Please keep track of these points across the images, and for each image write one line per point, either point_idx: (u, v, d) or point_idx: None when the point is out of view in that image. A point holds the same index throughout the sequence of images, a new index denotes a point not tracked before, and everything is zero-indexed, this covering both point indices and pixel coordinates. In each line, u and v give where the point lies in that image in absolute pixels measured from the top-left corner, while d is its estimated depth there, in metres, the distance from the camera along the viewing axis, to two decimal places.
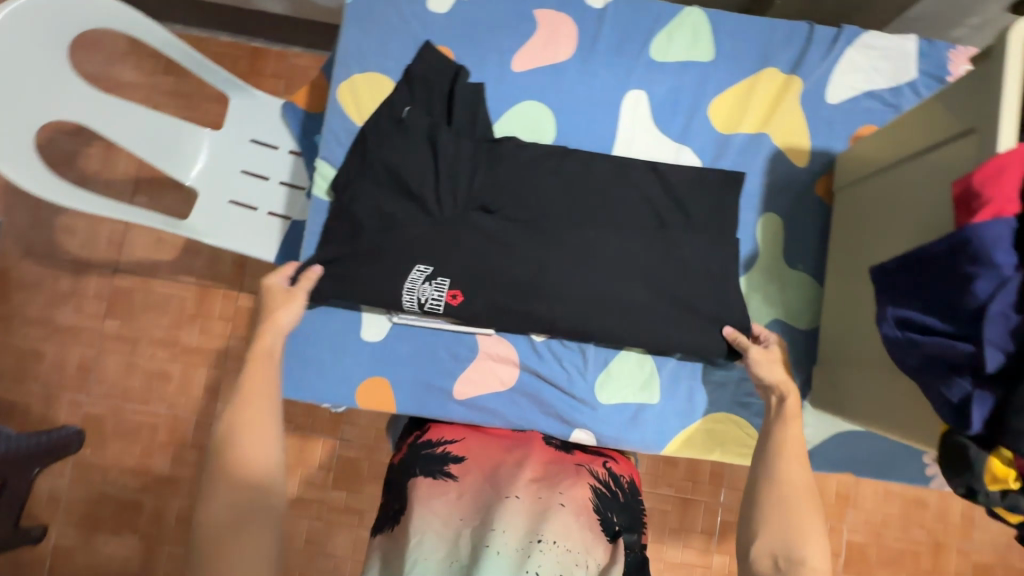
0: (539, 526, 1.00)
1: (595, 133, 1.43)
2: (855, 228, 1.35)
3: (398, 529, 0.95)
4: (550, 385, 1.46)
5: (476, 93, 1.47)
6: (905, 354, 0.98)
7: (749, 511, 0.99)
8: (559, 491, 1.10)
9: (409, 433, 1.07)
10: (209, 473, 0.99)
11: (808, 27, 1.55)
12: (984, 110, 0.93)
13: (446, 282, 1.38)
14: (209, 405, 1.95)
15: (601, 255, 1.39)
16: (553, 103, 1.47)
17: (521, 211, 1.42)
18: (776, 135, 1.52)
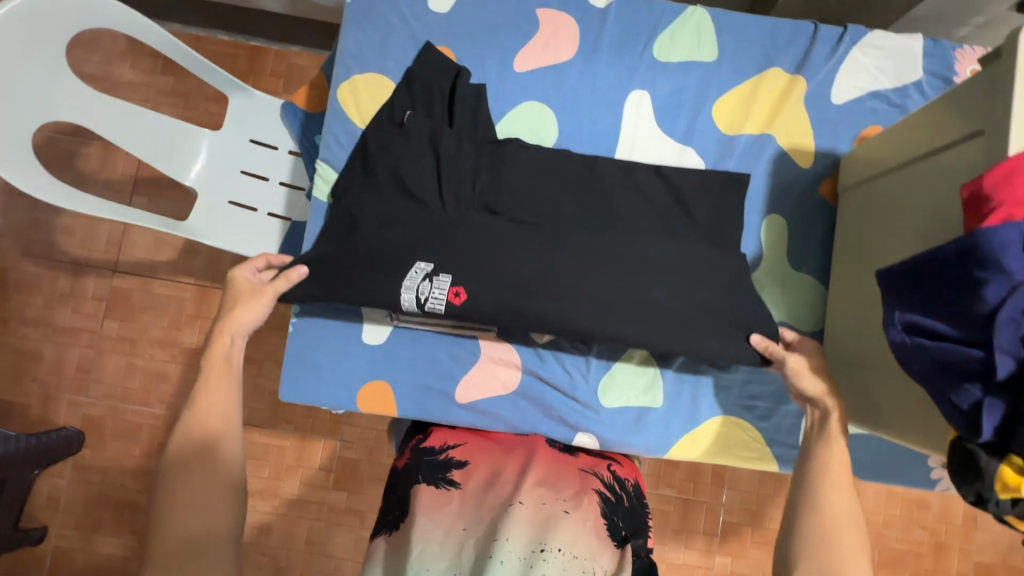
0: (418, 526, 0.62)
1: (456, 122, 0.85)
2: (861, 234, 0.80)
3: (186, 526, 0.59)
4: (428, 379, 0.85)
5: (446, 72, 0.87)
6: (908, 361, 0.59)
7: (549, 520, 0.62)
8: (422, 494, 0.66)
9: (207, 414, 0.67)
10: (166, 473, 0.62)
11: (813, 25, 0.90)
12: (994, 91, 0.58)
13: (440, 276, 0.79)
14: (86, 400, 1.52)
15: (479, 256, 0.79)
16: (406, 86, 0.86)
17: (524, 212, 0.83)
18: (746, 135, 0.89)
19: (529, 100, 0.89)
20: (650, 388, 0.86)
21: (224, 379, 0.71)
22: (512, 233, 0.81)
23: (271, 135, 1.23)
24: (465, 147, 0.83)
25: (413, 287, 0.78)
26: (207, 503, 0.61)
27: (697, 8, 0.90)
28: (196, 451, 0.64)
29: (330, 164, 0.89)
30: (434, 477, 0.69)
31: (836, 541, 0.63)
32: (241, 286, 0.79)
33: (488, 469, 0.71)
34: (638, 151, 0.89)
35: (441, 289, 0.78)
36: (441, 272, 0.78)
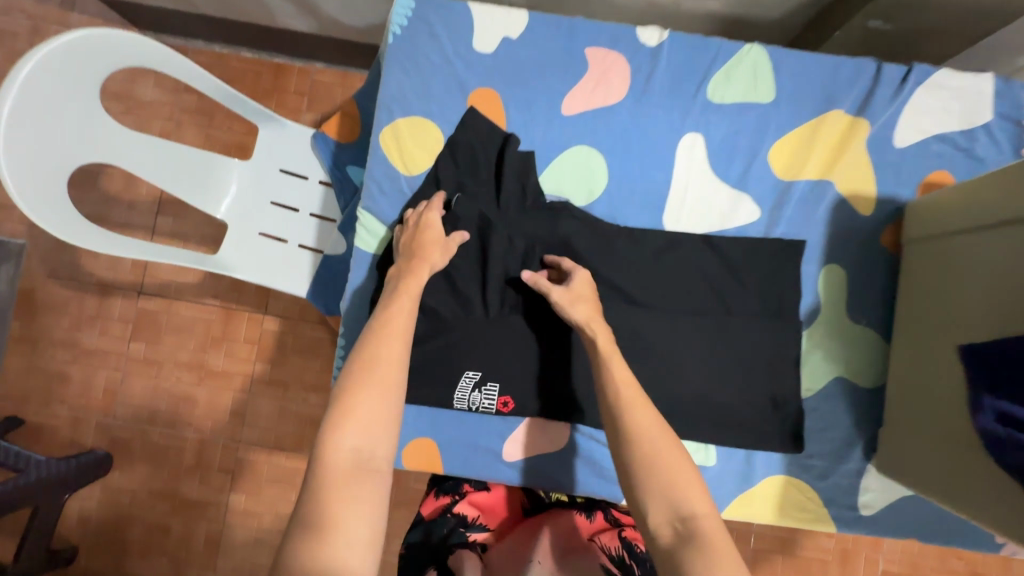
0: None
1: (505, 196, 0.83)
2: (926, 298, 0.77)
3: (353, 436, 0.54)
4: (474, 437, 0.83)
5: (487, 141, 0.84)
6: None
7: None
8: (456, 555, 0.67)
9: (389, 327, 0.63)
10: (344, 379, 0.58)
11: (877, 63, 0.85)
12: None
13: (487, 380, 0.81)
14: (113, 422, 1.52)
15: (524, 360, 0.82)
16: (450, 153, 0.84)
17: None
18: (805, 180, 0.85)
19: (578, 145, 0.86)
20: (703, 446, 0.83)
21: (408, 302, 0.67)
22: (557, 324, 0.82)
23: (302, 166, 1.21)
24: (513, 229, 0.82)
25: (464, 397, 0.81)
26: (367, 417, 0.55)
27: (753, 46, 0.86)
28: (369, 359, 0.59)
29: (373, 212, 0.86)
30: (466, 542, 0.71)
31: (672, 468, 0.54)
32: (425, 231, 0.77)
33: (512, 537, 0.73)
34: (691, 197, 0.86)
35: (490, 397, 0.81)
36: (490, 380, 0.81)
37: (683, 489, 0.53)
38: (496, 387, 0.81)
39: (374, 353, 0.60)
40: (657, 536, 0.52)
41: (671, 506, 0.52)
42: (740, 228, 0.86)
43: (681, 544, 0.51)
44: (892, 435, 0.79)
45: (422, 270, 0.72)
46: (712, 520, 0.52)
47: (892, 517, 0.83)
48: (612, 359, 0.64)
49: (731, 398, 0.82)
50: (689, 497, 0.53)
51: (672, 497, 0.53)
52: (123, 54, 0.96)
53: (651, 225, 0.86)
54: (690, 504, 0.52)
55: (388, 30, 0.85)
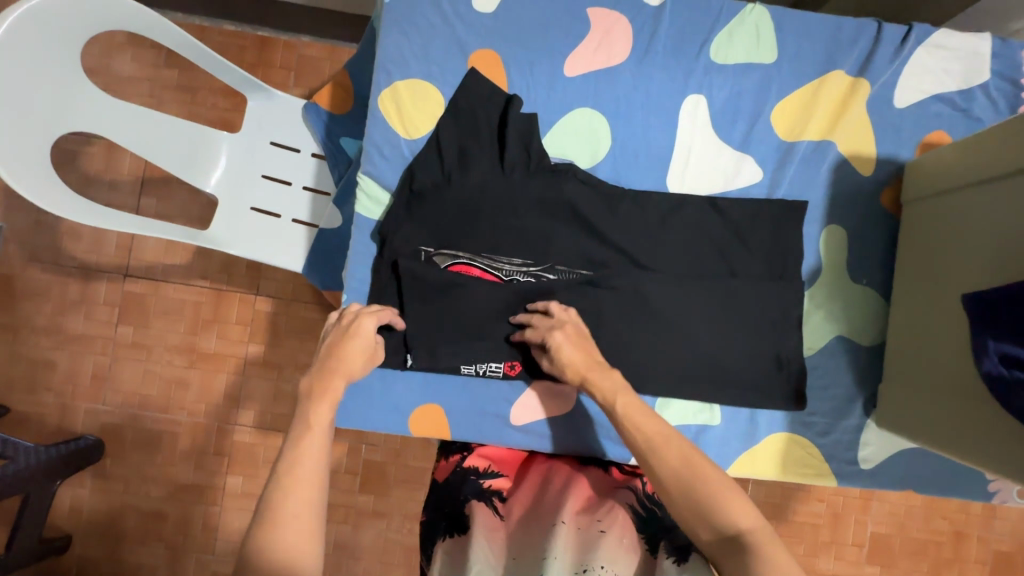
0: (473, 538, 0.63)
1: (509, 159, 0.81)
2: (929, 252, 0.78)
3: None
4: (482, 403, 0.82)
5: (490, 105, 0.82)
6: (1009, 397, 0.57)
7: (595, 538, 0.61)
8: (475, 507, 0.68)
9: (295, 477, 0.55)
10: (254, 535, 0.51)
11: (877, 23, 0.85)
12: None
13: (496, 348, 0.81)
14: (103, 408, 1.48)
15: None
16: (452, 116, 0.82)
17: (573, 260, 0.82)
18: (807, 142, 0.86)
19: (582, 107, 0.85)
20: (708, 406, 0.84)
21: (317, 436, 0.59)
22: (565, 287, 0.81)
23: (293, 138, 1.18)
24: (517, 195, 0.81)
25: (471, 361, 0.80)
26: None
27: (756, 6, 0.85)
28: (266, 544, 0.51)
29: (373, 178, 0.84)
30: (482, 493, 0.72)
31: (711, 482, 0.56)
32: (353, 338, 0.70)
33: (530, 491, 0.73)
34: (695, 159, 0.85)
35: (496, 361, 0.81)
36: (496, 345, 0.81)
37: (729, 503, 0.55)
38: (502, 351, 0.81)
39: (281, 508, 0.53)
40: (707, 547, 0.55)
41: (714, 524, 0.55)
42: (743, 190, 0.86)
43: (731, 554, 0.53)
44: (898, 389, 0.80)
45: (339, 387, 0.65)
46: (758, 531, 0.54)
47: (891, 470, 0.85)
48: (619, 402, 0.64)
49: (735, 360, 0.83)
50: (738, 511, 0.54)
51: (714, 513, 0.55)
52: (111, 19, 0.93)
53: (655, 188, 0.85)
54: (738, 517, 0.54)
55: None
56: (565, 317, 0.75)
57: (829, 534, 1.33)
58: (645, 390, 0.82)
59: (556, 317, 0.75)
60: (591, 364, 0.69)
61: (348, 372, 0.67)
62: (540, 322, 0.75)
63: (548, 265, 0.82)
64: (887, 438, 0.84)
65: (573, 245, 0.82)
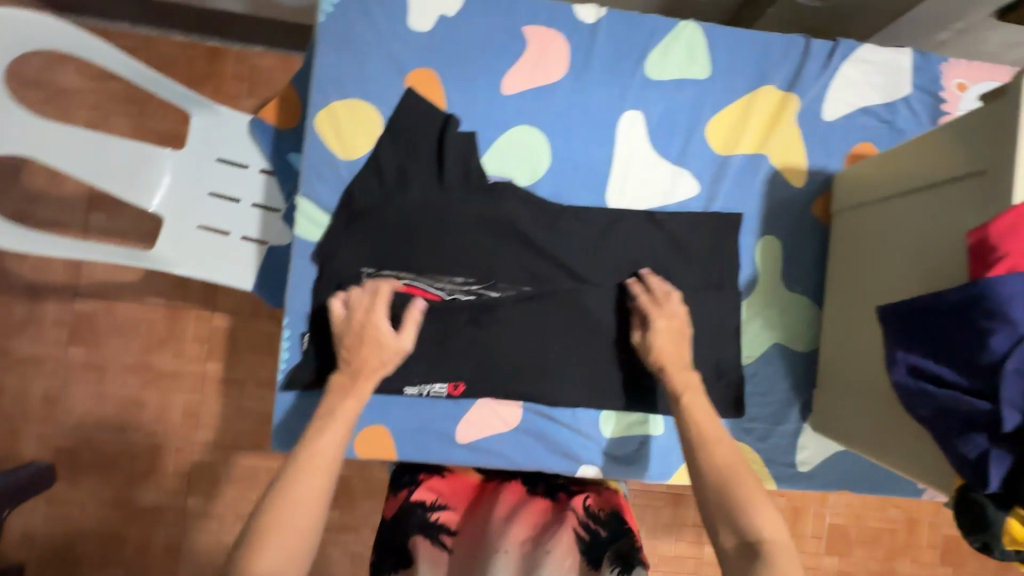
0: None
1: (448, 178, 0.82)
2: (854, 262, 0.81)
3: None
4: (428, 422, 0.83)
5: (429, 125, 0.83)
6: (914, 405, 0.58)
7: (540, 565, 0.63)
8: (419, 544, 0.67)
9: (312, 462, 0.60)
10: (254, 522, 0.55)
11: (805, 38, 0.88)
12: (1003, 142, 0.58)
13: (439, 366, 0.81)
14: (56, 432, 1.44)
15: (473, 344, 0.81)
16: (391, 136, 0.82)
17: (516, 276, 0.83)
18: (741, 155, 0.88)
19: (521, 124, 0.85)
20: (651, 417, 0.85)
21: (340, 430, 0.65)
22: (506, 304, 0.82)
23: (241, 154, 1.16)
24: (459, 212, 0.82)
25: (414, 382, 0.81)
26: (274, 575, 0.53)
27: (688, 23, 0.87)
28: (278, 517, 0.55)
29: (311, 199, 0.82)
30: (429, 527, 0.70)
31: (746, 486, 0.61)
32: (372, 338, 0.73)
33: (477, 518, 0.73)
34: (633, 175, 0.87)
35: (440, 382, 0.81)
36: (438, 366, 0.81)
37: (759, 509, 0.59)
38: (446, 372, 0.81)
39: (282, 502, 0.56)
40: (724, 548, 0.59)
41: (734, 524, 0.59)
42: (681, 204, 0.88)
43: (748, 556, 0.57)
44: (830, 395, 0.83)
45: (362, 390, 0.70)
46: (777, 542, 0.57)
47: (827, 471, 0.88)
48: (688, 398, 0.70)
49: None
50: (765, 521, 0.58)
51: (739, 514, 0.59)
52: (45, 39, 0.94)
53: (595, 204, 0.86)
54: (762, 525, 0.58)
55: (318, 8, 0.82)
56: (671, 310, 0.78)
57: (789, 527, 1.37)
58: (589, 403, 0.83)
59: (665, 308, 0.78)
60: (679, 365, 0.74)
61: (369, 372, 0.72)
62: (658, 295, 0.80)
63: (490, 283, 0.82)
64: (822, 442, 0.88)
65: (514, 262, 0.83)
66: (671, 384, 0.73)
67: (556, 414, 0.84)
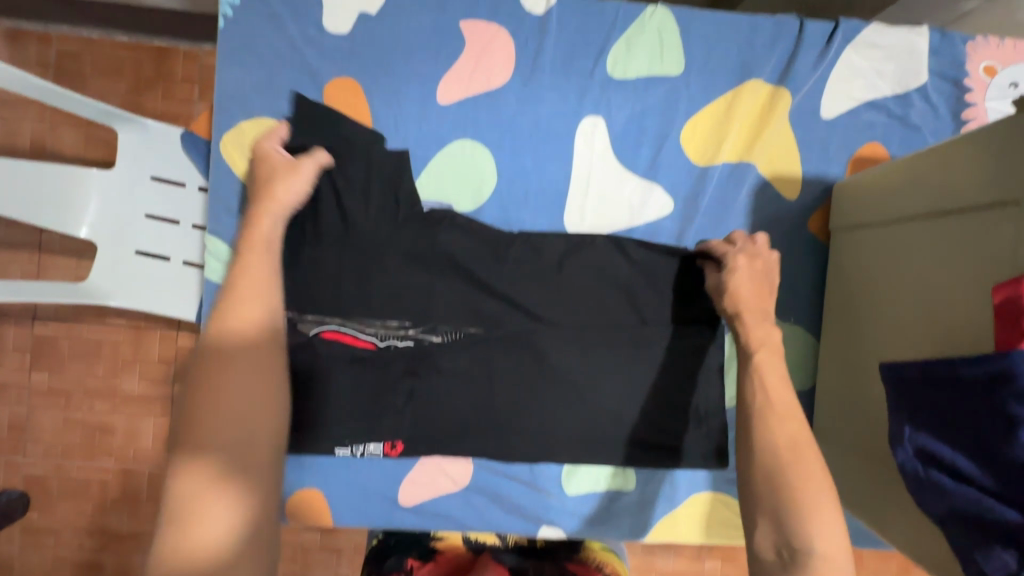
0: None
1: (374, 208, 0.70)
2: (856, 294, 0.69)
3: (231, 443, 0.43)
4: (367, 483, 0.74)
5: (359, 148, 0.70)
6: (924, 499, 0.47)
7: None
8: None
9: (250, 289, 0.50)
10: (204, 359, 0.45)
11: (799, 21, 0.74)
12: None
13: (376, 424, 0.71)
14: (26, 460, 1.27)
15: (414, 398, 0.71)
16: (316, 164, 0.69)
17: (461, 317, 0.71)
18: (722, 164, 0.75)
19: (461, 139, 0.74)
20: (622, 470, 0.75)
21: (268, 254, 0.54)
22: (447, 351, 0.70)
23: (175, 171, 0.98)
24: (391, 244, 0.70)
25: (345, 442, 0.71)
26: (252, 458, 0.43)
27: (657, 8, 0.73)
28: (220, 374, 0.45)
29: (222, 237, 0.72)
30: None
31: (808, 480, 0.46)
32: (265, 164, 0.63)
33: None
34: (595, 192, 0.75)
35: (375, 442, 0.71)
36: (372, 427, 0.71)
37: (818, 519, 0.45)
38: (382, 430, 0.71)
39: (230, 335, 0.47)
40: (759, 553, 0.46)
41: (778, 528, 0.46)
42: (652, 225, 0.75)
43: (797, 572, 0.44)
44: (826, 448, 0.71)
45: (277, 213, 0.59)
46: (831, 564, 0.44)
47: None
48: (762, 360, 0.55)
49: (656, 422, 0.72)
50: (820, 533, 0.45)
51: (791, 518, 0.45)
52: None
53: (550, 228, 0.75)
54: (815, 536, 0.44)
55: (216, 11, 0.70)
56: (758, 252, 0.65)
57: None
58: (549, 460, 0.73)
59: (747, 246, 0.65)
60: (757, 315, 0.59)
61: (275, 194, 0.60)
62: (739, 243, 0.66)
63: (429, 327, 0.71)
64: None
65: (457, 300, 0.72)
66: (743, 335, 0.58)
67: (510, 472, 0.74)
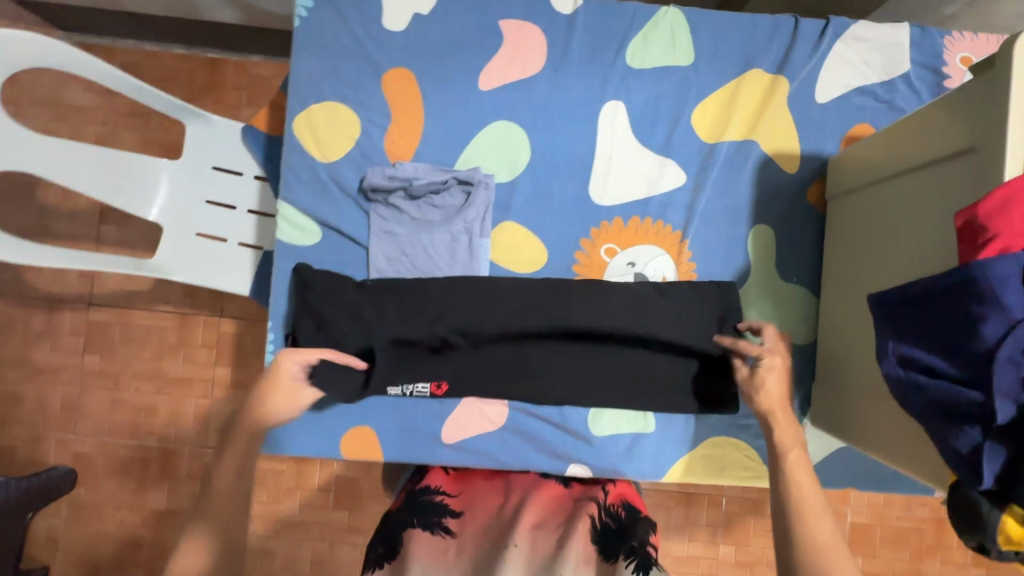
0: (406, 572, 0.59)
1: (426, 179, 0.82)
2: (848, 249, 0.78)
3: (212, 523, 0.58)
4: (413, 422, 0.83)
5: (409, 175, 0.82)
6: (906, 399, 0.54)
7: (549, 550, 0.62)
8: (409, 542, 0.64)
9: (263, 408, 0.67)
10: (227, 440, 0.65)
11: (794, 18, 0.85)
12: (990, 116, 0.54)
13: (426, 364, 0.81)
14: (76, 438, 1.33)
15: (462, 340, 0.81)
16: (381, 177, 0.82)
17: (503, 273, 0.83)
18: (728, 142, 0.85)
19: (500, 120, 0.85)
20: (643, 413, 0.83)
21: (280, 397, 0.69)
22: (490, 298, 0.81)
23: (235, 161, 1.07)
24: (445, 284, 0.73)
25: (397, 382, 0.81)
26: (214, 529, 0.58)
27: (669, 9, 0.84)
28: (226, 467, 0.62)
29: (292, 203, 0.83)
30: (433, 522, 0.68)
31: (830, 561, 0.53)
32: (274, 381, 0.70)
33: (483, 512, 0.72)
34: (616, 167, 0.85)
35: (423, 381, 0.81)
36: (419, 369, 0.81)
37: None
38: (428, 371, 0.81)
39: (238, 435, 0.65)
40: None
41: None
42: (666, 195, 0.85)
43: None
44: (830, 389, 0.79)
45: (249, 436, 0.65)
46: None
47: (828, 471, 0.85)
48: (791, 460, 0.61)
49: (668, 364, 0.81)
50: None
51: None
52: (29, 60, 0.86)
53: (577, 198, 0.85)
54: None
55: (293, 12, 0.82)
56: (778, 348, 0.72)
57: None
58: (576, 401, 0.82)
59: (770, 344, 0.72)
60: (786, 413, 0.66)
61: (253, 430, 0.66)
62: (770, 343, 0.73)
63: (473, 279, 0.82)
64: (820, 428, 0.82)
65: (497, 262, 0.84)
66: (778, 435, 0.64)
67: (541, 411, 0.83)
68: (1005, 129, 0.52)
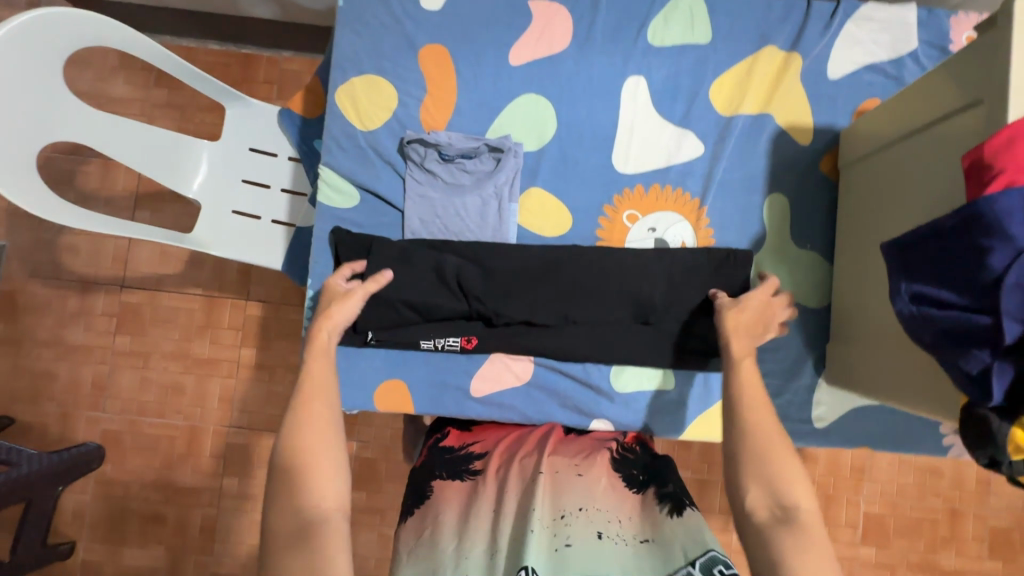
0: (442, 516, 0.64)
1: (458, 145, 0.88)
2: (859, 211, 0.82)
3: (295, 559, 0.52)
4: (443, 376, 0.87)
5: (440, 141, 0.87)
6: (918, 332, 0.58)
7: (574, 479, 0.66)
8: (440, 491, 0.68)
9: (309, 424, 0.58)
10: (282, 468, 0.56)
11: (806, 0, 0.90)
12: (991, 68, 0.59)
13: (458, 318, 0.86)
14: (105, 416, 1.33)
15: (491, 296, 0.86)
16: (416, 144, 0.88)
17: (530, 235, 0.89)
18: (745, 115, 0.90)
19: (528, 93, 0.90)
20: (662, 371, 0.87)
21: (323, 406, 0.60)
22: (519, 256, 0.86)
23: (271, 141, 1.10)
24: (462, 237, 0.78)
25: (429, 337, 0.86)
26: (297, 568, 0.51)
27: None
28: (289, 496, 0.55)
29: (333, 168, 0.88)
30: (459, 471, 0.72)
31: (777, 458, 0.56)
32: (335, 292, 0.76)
33: (503, 448, 0.76)
34: (637, 139, 0.90)
35: (454, 336, 0.86)
36: (450, 325, 0.87)
37: (791, 489, 0.54)
38: (459, 327, 0.87)
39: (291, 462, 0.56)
40: (754, 517, 0.54)
41: (769, 495, 0.54)
42: (685, 165, 0.90)
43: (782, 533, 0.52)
44: (844, 345, 0.83)
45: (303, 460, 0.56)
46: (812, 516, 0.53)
47: (840, 431, 0.88)
48: (745, 364, 0.64)
49: (688, 322, 0.86)
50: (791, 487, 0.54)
51: (774, 482, 0.55)
52: (94, 37, 0.88)
53: (601, 165, 0.90)
54: (794, 498, 0.54)
55: None
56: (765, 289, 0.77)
57: (845, 517, 1.24)
58: (599, 356, 0.86)
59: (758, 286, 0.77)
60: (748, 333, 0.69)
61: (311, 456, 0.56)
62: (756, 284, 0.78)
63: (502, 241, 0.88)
64: (835, 384, 0.85)
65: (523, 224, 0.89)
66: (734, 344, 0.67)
67: (566, 366, 0.87)
68: (1005, 76, 0.57)
